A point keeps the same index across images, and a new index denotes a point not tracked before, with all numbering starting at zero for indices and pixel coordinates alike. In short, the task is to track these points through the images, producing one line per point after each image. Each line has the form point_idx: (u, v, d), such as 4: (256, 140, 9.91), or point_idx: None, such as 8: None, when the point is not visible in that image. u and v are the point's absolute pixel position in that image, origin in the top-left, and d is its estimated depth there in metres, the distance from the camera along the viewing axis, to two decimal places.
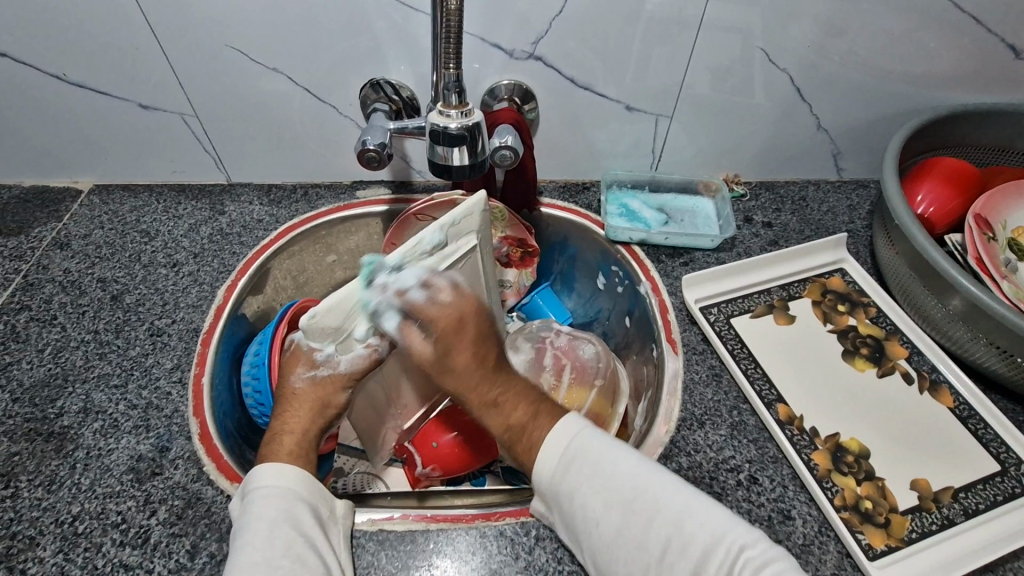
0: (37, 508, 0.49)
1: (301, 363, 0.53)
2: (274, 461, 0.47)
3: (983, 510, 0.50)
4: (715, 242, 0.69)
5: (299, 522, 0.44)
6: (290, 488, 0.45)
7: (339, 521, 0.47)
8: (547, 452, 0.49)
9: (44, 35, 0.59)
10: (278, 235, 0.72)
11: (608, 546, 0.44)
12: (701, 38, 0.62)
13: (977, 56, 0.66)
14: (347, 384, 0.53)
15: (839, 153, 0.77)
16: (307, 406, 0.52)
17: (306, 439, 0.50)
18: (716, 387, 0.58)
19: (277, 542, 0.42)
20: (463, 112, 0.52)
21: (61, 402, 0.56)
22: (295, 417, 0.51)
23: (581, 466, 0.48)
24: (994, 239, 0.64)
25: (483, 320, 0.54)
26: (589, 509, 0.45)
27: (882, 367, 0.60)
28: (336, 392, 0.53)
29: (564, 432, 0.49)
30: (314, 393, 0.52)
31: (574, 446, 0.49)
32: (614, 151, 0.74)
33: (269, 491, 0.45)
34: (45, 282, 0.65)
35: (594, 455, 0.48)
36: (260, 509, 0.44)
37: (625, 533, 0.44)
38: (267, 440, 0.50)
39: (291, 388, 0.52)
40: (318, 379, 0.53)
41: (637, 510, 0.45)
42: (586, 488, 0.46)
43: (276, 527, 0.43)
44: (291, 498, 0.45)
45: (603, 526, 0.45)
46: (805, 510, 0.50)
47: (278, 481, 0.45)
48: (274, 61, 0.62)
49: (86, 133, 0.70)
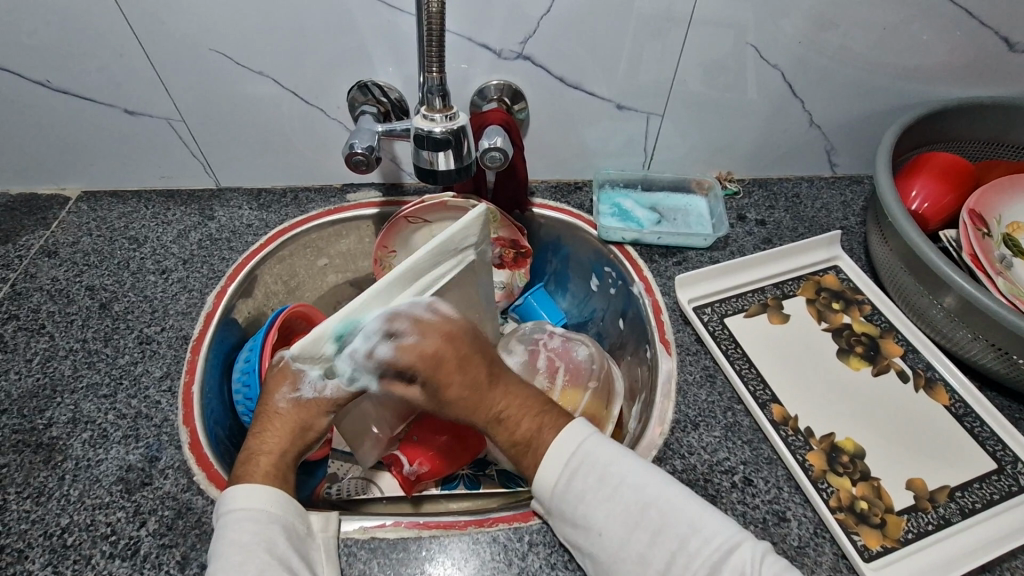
0: (26, 521, 0.49)
1: (285, 383, 0.51)
2: (249, 484, 0.46)
3: (979, 508, 0.50)
4: (708, 241, 0.69)
5: (276, 544, 0.43)
6: (268, 510, 0.45)
7: (317, 538, 0.47)
8: (555, 455, 0.48)
9: (25, 42, 0.59)
10: (268, 240, 0.71)
11: (614, 552, 0.44)
12: (691, 35, 0.62)
13: (969, 50, 0.66)
14: (330, 409, 0.52)
15: (833, 149, 0.76)
16: (287, 427, 0.51)
17: (283, 463, 0.49)
18: (710, 388, 0.58)
19: (251, 567, 0.41)
20: (447, 115, 0.51)
21: (49, 412, 0.55)
22: (273, 438, 0.50)
23: (587, 474, 0.47)
24: (988, 235, 0.64)
25: (465, 343, 0.53)
26: (593, 521, 0.45)
27: (877, 366, 0.59)
28: (318, 415, 0.52)
29: (568, 443, 0.49)
30: (296, 415, 0.51)
31: (584, 448, 0.48)
32: (605, 150, 0.74)
33: (244, 514, 0.44)
34: (33, 291, 0.65)
35: (601, 462, 0.47)
36: (236, 534, 0.43)
37: (632, 542, 0.44)
38: (242, 460, 0.48)
39: (274, 407, 0.51)
40: (301, 401, 0.51)
41: (643, 525, 0.44)
42: (592, 501, 0.46)
43: (251, 552, 0.42)
44: (268, 519, 0.44)
45: (607, 536, 0.45)
46: (801, 512, 0.50)
47: (255, 502, 0.44)
48: (260, 64, 0.62)
49: (72, 140, 0.69)
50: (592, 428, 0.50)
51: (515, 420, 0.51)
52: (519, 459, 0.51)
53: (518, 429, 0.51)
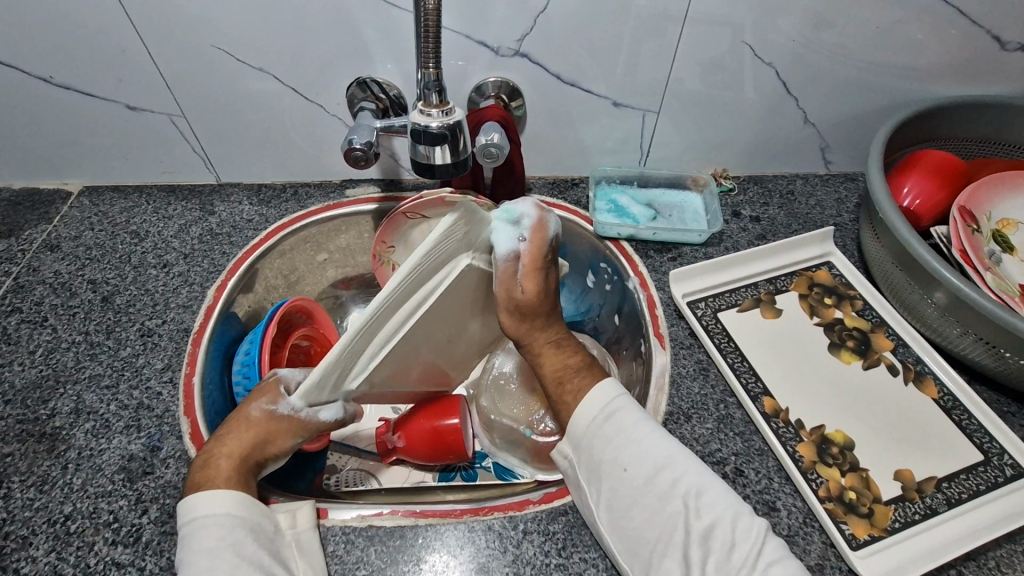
0: (30, 508, 0.50)
1: (267, 395, 0.51)
2: (206, 491, 0.44)
3: (965, 499, 0.51)
4: (703, 237, 0.70)
5: (242, 546, 0.43)
6: (231, 513, 0.44)
7: (286, 534, 0.47)
8: (593, 397, 0.51)
9: (29, 38, 0.60)
10: (268, 234, 0.72)
11: (633, 493, 0.46)
12: (686, 33, 0.62)
13: (960, 49, 0.67)
14: (300, 432, 0.51)
15: (827, 147, 0.77)
16: (252, 436, 0.49)
17: (243, 467, 0.48)
18: (703, 381, 0.58)
19: (217, 569, 0.41)
20: (444, 111, 0.52)
21: (52, 403, 0.56)
22: (235, 442, 0.49)
23: (620, 419, 0.49)
24: (978, 231, 0.65)
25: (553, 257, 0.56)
26: (619, 458, 0.48)
27: (868, 360, 0.60)
28: (286, 434, 0.50)
29: (603, 394, 0.51)
30: (265, 425, 0.49)
31: (618, 402, 0.50)
32: (602, 146, 0.74)
33: (206, 520, 0.43)
34: (36, 284, 0.66)
35: (633, 416, 0.50)
36: (201, 538, 0.42)
37: (650, 489, 0.46)
38: (201, 464, 0.47)
39: (246, 413, 0.50)
40: (273, 415, 0.50)
41: (667, 471, 0.46)
42: (621, 442, 0.48)
43: (218, 556, 0.41)
44: (233, 523, 0.44)
45: (630, 473, 0.47)
46: (790, 502, 0.51)
47: (216, 508, 0.44)
48: (260, 60, 0.63)
49: (74, 135, 0.70)
50: (622, 390, 0.52)
51: (569, 351, 0.56)
52: (562, 386, 0.54)
53: (569, 360, 0.55)
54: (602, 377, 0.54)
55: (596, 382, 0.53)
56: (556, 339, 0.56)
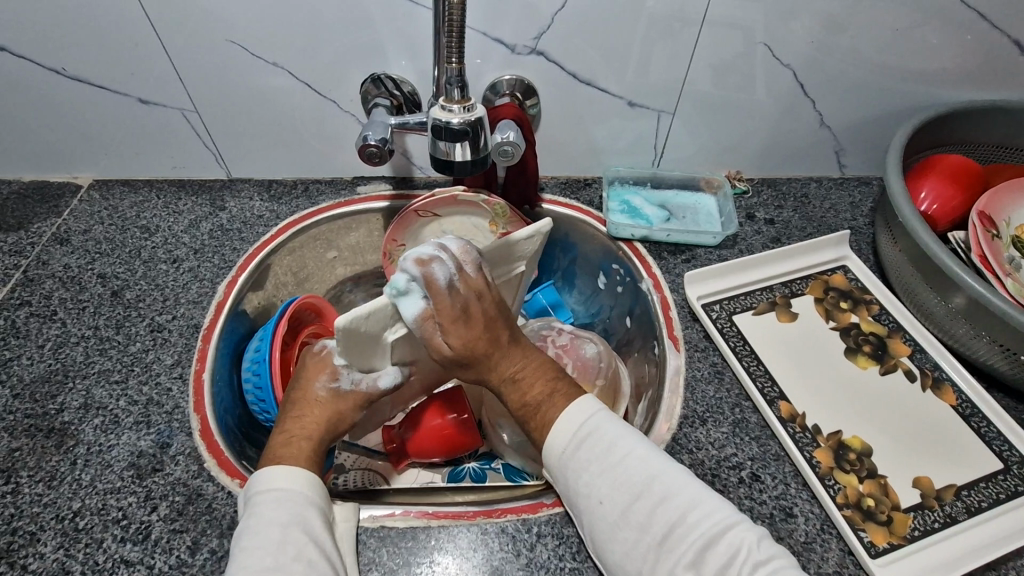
0: (38, 504, 0.49)
1: (324, 372, 0.51)
2: (287, 469, 0.45)
3: (985, 507, 0.50)
4: (717, 239, 0.69)
5: (309, 525, 0.43)
6: (306, 493, 0.45)
7: (341, 525, 0.47)
8: (560, 427, 0.48)
9: (43, 30, 0.59)
10: (279, 231, 0.71)
11: (611, 524, 0.44)
12: (703, 35, 0.62)
13: (979, 53, 0.66)
14: (364, 404, 0.52)
15: (842, 150, 0.76)
16: (325, 414, 0.51)
17: (320, 448, 0.49)
18: (718, 384, 0.58)
19: (289, 546, 0.41)
20: (465, 107, 0.51)
21: (61, 398, 0.56)
22: (311, 422, 0.50)
23: (594, 445, 0.47)
24: (997, 237, 0.64)
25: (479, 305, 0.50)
26: (594, 490, 0.46)
27: (885, 365, 0.60)
28: (353, 409, 0.52)
29: (571, 420, 0.48)
30: (334, 404, 0.51)
31: (589, 425, 0.47)
32: (616, 147, 0.74)
33: (281, 494, 0.44)
34: (45, 278, 0.65)
35: (607, 438, 0.47)
36: (274, 511, 0.43)
37: (629, 517, 0.44)
38: (281, 442, 0.48)
39: (312, 394, 0.51)
40: (340, 392, 0.51)
41: (647, 497, 0.44)
42: (595, 473, 0.46)
43: (287, 531, 0.42)
44: (301, 501, 0.45)
45: (606, 506, 0.45)
46: (807, 508, 0.50)
47: (295, 483, 0.45)
48: (274, 55, 0.62)
49: (86, 128, 0.70)
50: (601, 406, 0.49)
51: (528, 383, 0.51)
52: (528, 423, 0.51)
53: (529, 391, 0.51)
54: (581, 390, 0.51)
55: (570, 397, 0.50)
56: (512, 374, 0.51)
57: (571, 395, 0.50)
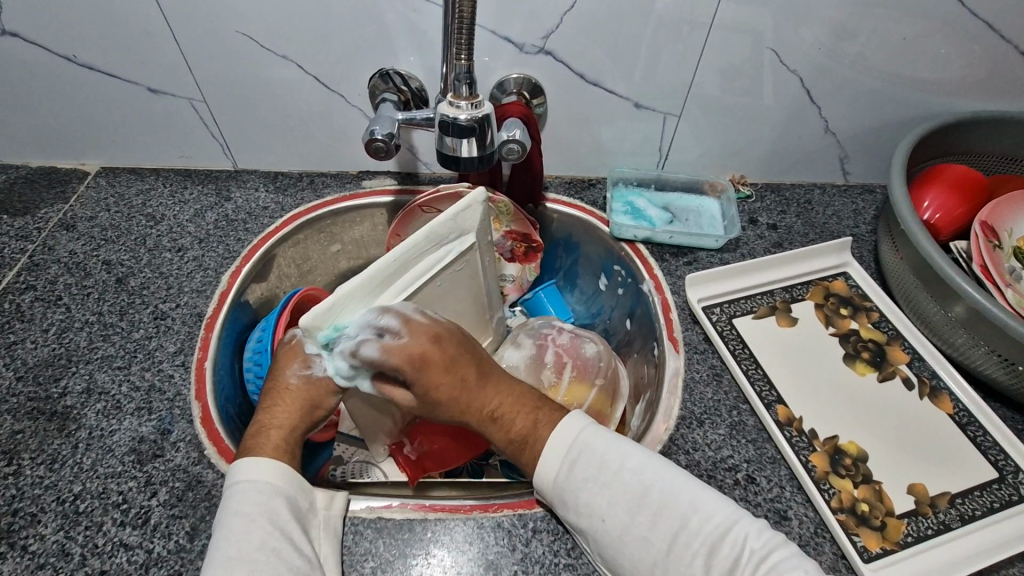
0: (39, 486, 0.50)
1: (296, 360, 0.52)
2: (256, 458, 0.46)
3: (979, 516, 0.50)
4: (719, 242, 0.69)
5: (278, 515, 0.44)
6: (274, 483, 0.45)
7: (320, 513, 0.47)
8: (553, 448, 0.47)
9: (56, 18, 0.60)
10: (285, 223, 0.72)
11: (617, 540, 0.44)
12: (711, 39, 0.62)
13: (986, 63, 0.66)
14: (339, 389, 0.52)
15: (847, 157, 0.76)
16: (298, 404, 0.51)
17: (293, 438, 0.49)
18: (717, 387, 0.58)
19: (252, 535, 0.42)
20: (473, 103, 0.52)
21: (64, 381, 0.56)
22: (284, 413, 0.50)
23: (586, 464, 0.47)
24: (999, 247, 0.64)
25: (452, 341, 0.51)
26: (596, 509, 0.45)
27: (883, 372, 0.60)
28: (326, 396, 0.52)
29: (563, 438, 0.48)
30: (306, 392, 0.51)
31: (581, 440, 0.48)
32: (621, 148, 0.74)
33: (250, 484, 0.44)
34: (51, 263, 0.66)
35: (598, 453, 0.47)
36: (244, 501, 0.44)
37: (635, 528, 0.44)
38: (253, 433, 0.49)
39: (284, 384, 0.52)
40: (312, 378, 0.52)
41: (645, 507, 0.45)
42: (592, 486, 0.46)
43: (254, 521, 0.43)
44: (272, 491, 0.45)
45: (610, 522, 0.45)
46: (802, 511, 0.50)
47: (264, 474, 0.45)
48: (284, 48, 0.63)
49: (95, 115, 0.70)
50: (586, 421, 0.50)
51: (510, 416, 0.50)
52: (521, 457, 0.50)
53: (513, 426, 0.50)
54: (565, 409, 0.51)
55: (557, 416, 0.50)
56: (491, 411, 0.50)
57: (555, 419, 0.50)
